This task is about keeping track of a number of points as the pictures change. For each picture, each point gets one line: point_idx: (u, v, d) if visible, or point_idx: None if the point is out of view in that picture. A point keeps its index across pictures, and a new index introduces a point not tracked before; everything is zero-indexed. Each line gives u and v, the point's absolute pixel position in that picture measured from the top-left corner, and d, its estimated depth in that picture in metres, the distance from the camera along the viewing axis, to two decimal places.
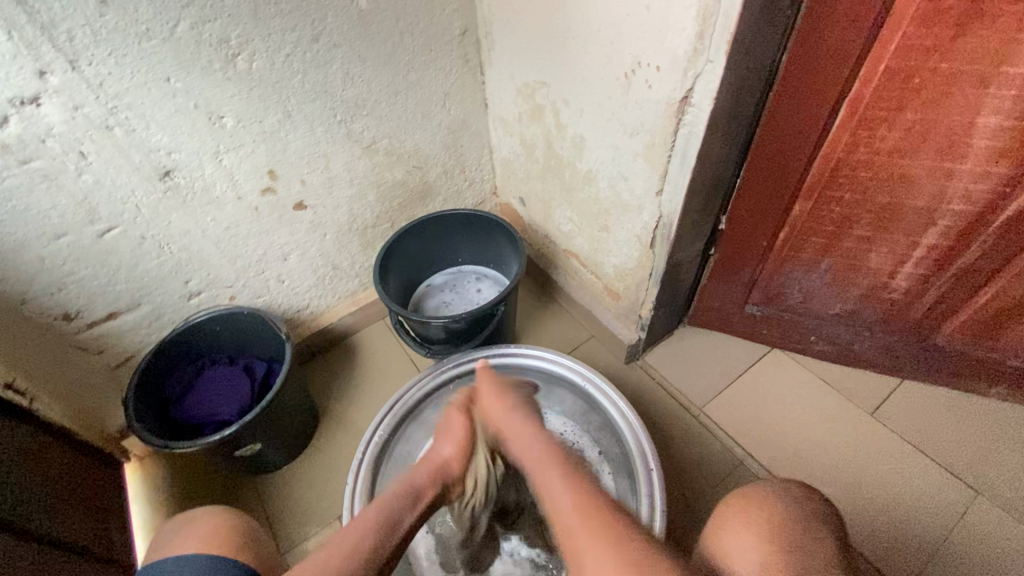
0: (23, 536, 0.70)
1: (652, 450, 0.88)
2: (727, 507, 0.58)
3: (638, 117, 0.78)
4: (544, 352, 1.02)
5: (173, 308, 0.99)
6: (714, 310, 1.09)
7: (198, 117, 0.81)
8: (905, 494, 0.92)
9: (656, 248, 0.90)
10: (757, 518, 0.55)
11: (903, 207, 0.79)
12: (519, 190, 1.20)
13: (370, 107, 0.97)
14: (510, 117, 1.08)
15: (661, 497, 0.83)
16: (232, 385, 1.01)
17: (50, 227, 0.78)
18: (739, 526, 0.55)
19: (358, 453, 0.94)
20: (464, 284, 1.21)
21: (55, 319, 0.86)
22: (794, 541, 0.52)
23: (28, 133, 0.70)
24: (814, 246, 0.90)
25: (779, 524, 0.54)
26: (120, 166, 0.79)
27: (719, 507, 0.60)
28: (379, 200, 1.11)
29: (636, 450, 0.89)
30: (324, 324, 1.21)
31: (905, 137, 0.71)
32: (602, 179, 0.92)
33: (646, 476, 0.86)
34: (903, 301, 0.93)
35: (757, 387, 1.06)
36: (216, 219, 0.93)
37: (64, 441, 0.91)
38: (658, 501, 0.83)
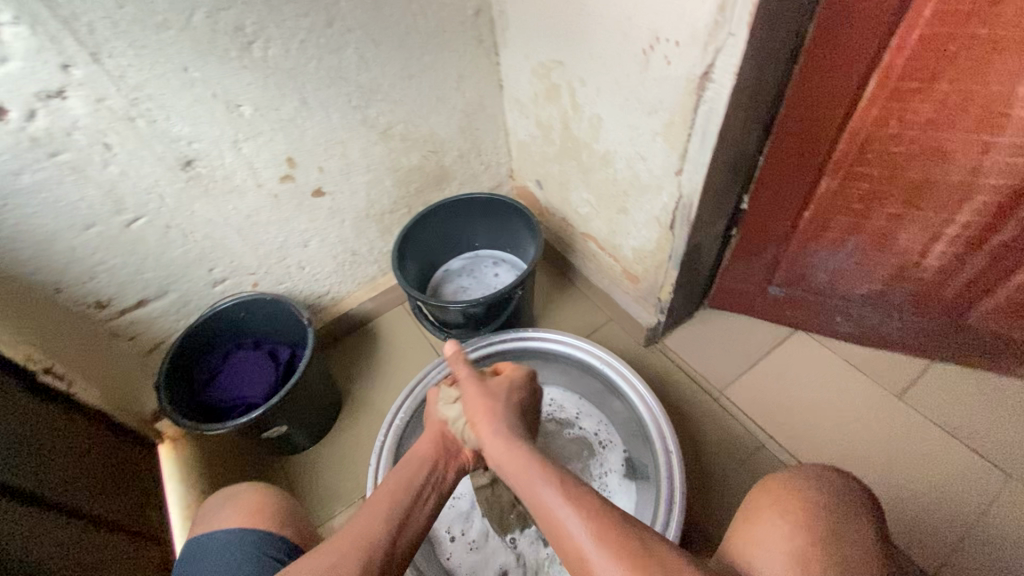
0: (62, 516, 0.74)
1: (662, 415, 0.90)
2: (762, 497, 0.57)
3: (656, 94, 0.76)
4: (567, 337, 1.01)
5: (199, 295, 1.01)
6: (736, 291, 1.07)
7: (217, 106, 0.82)
8: (935, 480, 0.90)
9: (676, 230, 0.89)
10: (791, 507, 0.54)
11: (936, 182, 0.76)
12: (536, 173, 1.18)
13: (384, 92, 0.96)
14: (525, 99, 1.06)
15: (677, 457, 0.85)
16: (258, 370, 1.03)
17: (79, 218, 0.81)
18: (773, 515, 0.54)
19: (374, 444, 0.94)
20: (482, 268, 1.21)
21: (88, 307, 0.89)
22: (830, 530, 0.52)
23: (55, 126, 0.72)
24: (840, 225, 0.87)
25: (814, 514, 0.53)
26: (143, 158, 0.81)
27: (751, 495, 0.59)
28: (395, 186, 1.11)
29: (648, 414, 0.91)
30: (346, 309, 1.22)
31: (940, 109, 0.68)
32: (621, 160, 0.90)
33: (665, 460, 0.86)
34: (934, 280, 0.90)
35: (779, 370, 1.05)
36: (238, 207, 0.94)
37: (103, 423, 0.96)
38: (676, 485, 0.83)
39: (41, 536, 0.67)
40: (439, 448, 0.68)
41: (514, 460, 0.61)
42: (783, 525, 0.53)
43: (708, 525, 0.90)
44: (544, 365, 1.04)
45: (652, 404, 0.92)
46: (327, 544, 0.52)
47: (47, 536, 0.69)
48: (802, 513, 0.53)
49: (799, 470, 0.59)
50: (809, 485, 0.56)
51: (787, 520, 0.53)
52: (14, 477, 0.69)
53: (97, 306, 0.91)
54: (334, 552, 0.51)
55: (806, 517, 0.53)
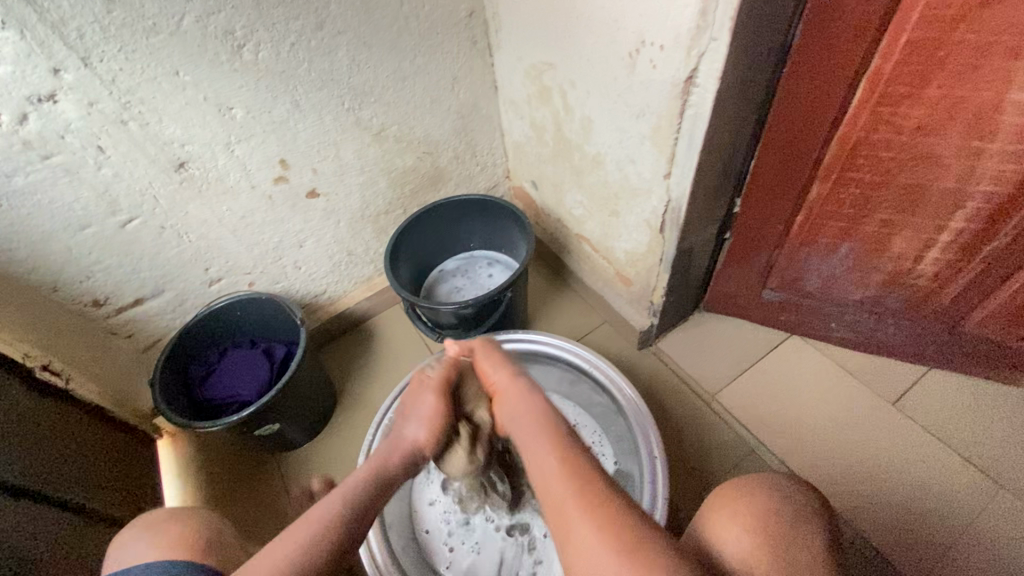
0: (54, 510, 0.76)
1: (651, 426, 0.88)
2: (717, 500, 0.58)
3: (643, 98, 0.75)
4: (563, 342, 0.99)
5: (195, 294, 1.03)
6: (730, 295, 1.06)
7: (208, 109, 0.83)
8: (927, 489, 0.89)
9: (666, 233, 0.88)
10: (743, 510, 0.55)
11: (929, 188, 0.74)
12: (531, 174, 1.18)
13: (377, 94, 0.97)
14: (519, 100, 1.06)
15: (662, 473, 0.83)
16: (253, 368, 1.05)
17: (74, 219, 0.82)
18: (725, 518, 0.55)
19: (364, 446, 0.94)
20: (476, 269, 1.21)
21: (86, 305, 0.91)
22: (779, 534, 0.53)
23: (48, 129, 0.74)
24: (833, 230, 0.86)
25: (765, 518, 0.54)
26: (136, 160, 0.82)
27: (708, 498, 0.60)
28: (390, 186, 1.12)
29: (638, 426, 0.89)
30: (342, 309, 1.23)
31: (930, 115, 0.67)
32: (611, 163, 0.89)
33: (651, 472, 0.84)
34: (930, 287, 0.88)
35: (772, 375, 1.04)
36: (232, 208, 0.95)
37: (100, 419, 0.98)
38: (660, 498, 0.81)
39: (33, 527, 0.69)
40: (428, 425, 0.71)
41: (524, 416, 0.65)
42: (734, 528, 0.54)
43: None
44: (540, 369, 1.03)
45: (642, 416, 0.90)
46: (299, 543, 0.53)
47: (39, 528, 0.71)
48: (753, 517, 0.54)
49: (753, 476, 0.60)
50: (763, 491, 0.57)
51: (738, 523, 0.54)
52: (11, 470, 0.71)
53: (94, 304, 0.92)
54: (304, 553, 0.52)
55: (756, 520, 0.54)
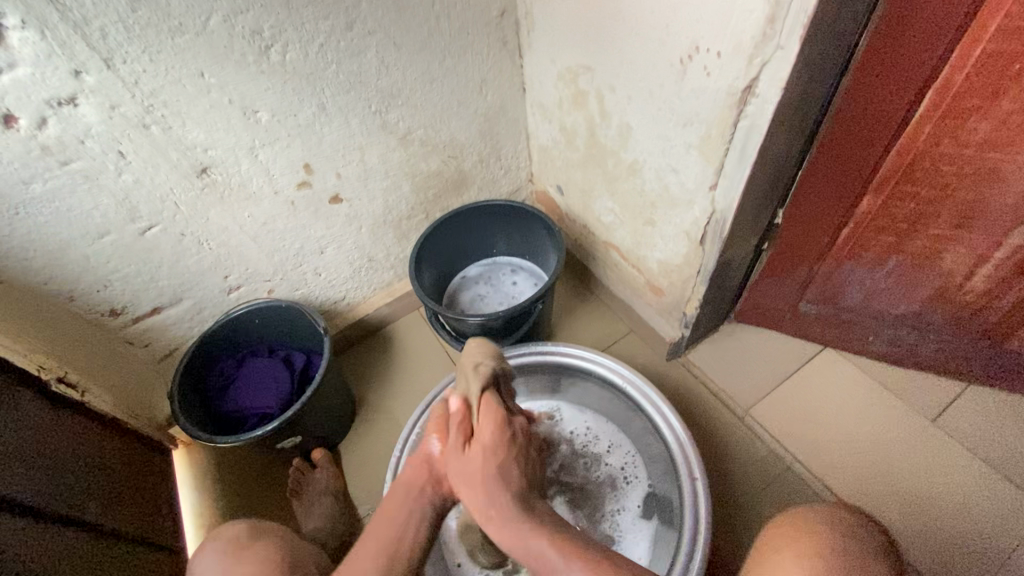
0: (76, 530, 0.73)
1: (692, 447, 0.86)
2: (780, 536, 0.56)
3: (692, 106, 0.72)
4: (611, 363, 0.96)
5: (213, 302, 0.99)
6: (764, 307, 1.03)
7: (233, 112, 0.79)
8: (970, 511, 0.87)
9: (706, 245, 0.85)
10: (809, 551, 0.52)
11: (988, 204, 0.71)
12: (558, 178, 1.15)
13: (405, 96, 0.93)
14: (549, 104, 1.03)
15: (705, 497, 0.81)
16: (271, 378, 1.01)
17: (93, 227, 0.79)
18: (789, 558, 0.53)
19: (390, 464, 0.90)
20: (499, 276, 1.18)
21: (103, 315, 0.88)
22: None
23: (68, 134, 0.70)
24: (880, 244, 0.83)
25: (832, 558, 0.51)
26: (158, 165, 0.79)
27: (768, 531, 0.58)
28: (413, 191, 1.08)
29: (678, 448, 0.87)
30: (361, 315, 1.20)
31: (998, 129, 0.64)
32: (650, 171, 0.86)
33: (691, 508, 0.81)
34: (977, 303, 0.85)
35: (807, 389, 1.01)
36: (253, 214, 0.92)
37: (117, 431, 0.94)
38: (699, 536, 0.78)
39: (54, 551, 0.67)
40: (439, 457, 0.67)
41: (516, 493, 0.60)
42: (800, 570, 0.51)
43: (730, 551, 0.88)
44: (585, 384, 1.00)
45: (682, 435, 0.88)
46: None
47: (61, 551, 0.68)
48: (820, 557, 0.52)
49: (818, 508, 0.57)
50: (827, 526, 0.54)
51: (805, 565, 0.51)
52: (29, 491, 0.68)
53: (111, 313, 0.89)
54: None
55: (824, 562, 0.51)
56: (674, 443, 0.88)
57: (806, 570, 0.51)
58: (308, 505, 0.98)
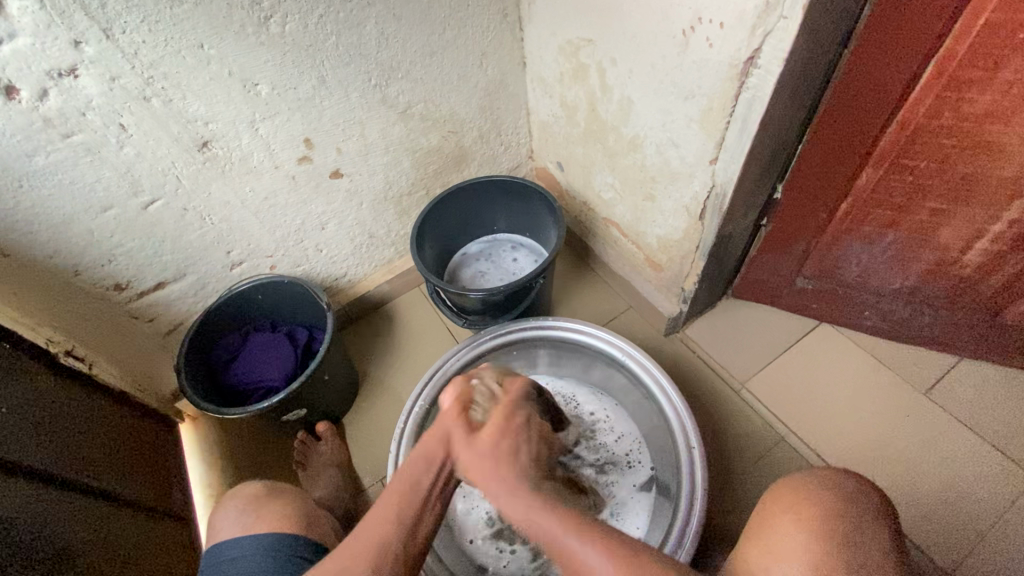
0: (91, 495, 0.76)
1: (688, 414, 0.88)
2: (775, 500, 0.59)
3: (694, 79, 0.72)
4: (628, 346, 0.96)
5: (216, 277, 1.00)
6: (762, 282, 1.04)
7: (233, 85, 0.79)
8: (957, 479, 0.89)
9: (706, 220, 0.86)
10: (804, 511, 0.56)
11: (987, 177, 0.72)
12: (558, 154, 1.14)
13: (404, 70, 0.93)
14: (550, 78, 1.02)
15: (699, 462, 0.84)
16: (276, 353, 1.02)
17: (96, 200, 0.79)
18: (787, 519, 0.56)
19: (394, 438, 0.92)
20: (500, 253, 1.19)
21: (107, 290, 0.89)
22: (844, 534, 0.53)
23: (69, 106, 0.70)
24: (878, 218, 0.84)
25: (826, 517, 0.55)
26: (159, 138, 0.79)
27: (764, 496, 0.61)
28: (413, 167, 1.08)
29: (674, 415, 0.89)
30: (362, 292, 1.21)
31: (1000, 101, 0.64)
32: (650, 145, 0.86)
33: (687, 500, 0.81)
34: (972, 276, 0.86)
35: (803, 363, 1.03)
36: (255, 188, 0.92)
37: (126, 405, 0.96)
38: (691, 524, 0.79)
39: (66, 516, 0.69)
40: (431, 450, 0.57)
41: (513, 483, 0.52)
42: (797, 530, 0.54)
43: (724, 519, 0.91)
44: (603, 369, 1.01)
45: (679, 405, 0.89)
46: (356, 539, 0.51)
47: (73, 516, 0.70)
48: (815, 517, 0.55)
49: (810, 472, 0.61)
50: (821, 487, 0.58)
51: (801, 525, 0.55)
52: (40, 458, 0.70)
53: (115, 288, 0.90)
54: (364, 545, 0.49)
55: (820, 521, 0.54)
56: (678, 430, 0.88)
57: (801, 530, 0.54)
58: (311, 474, 1.00)
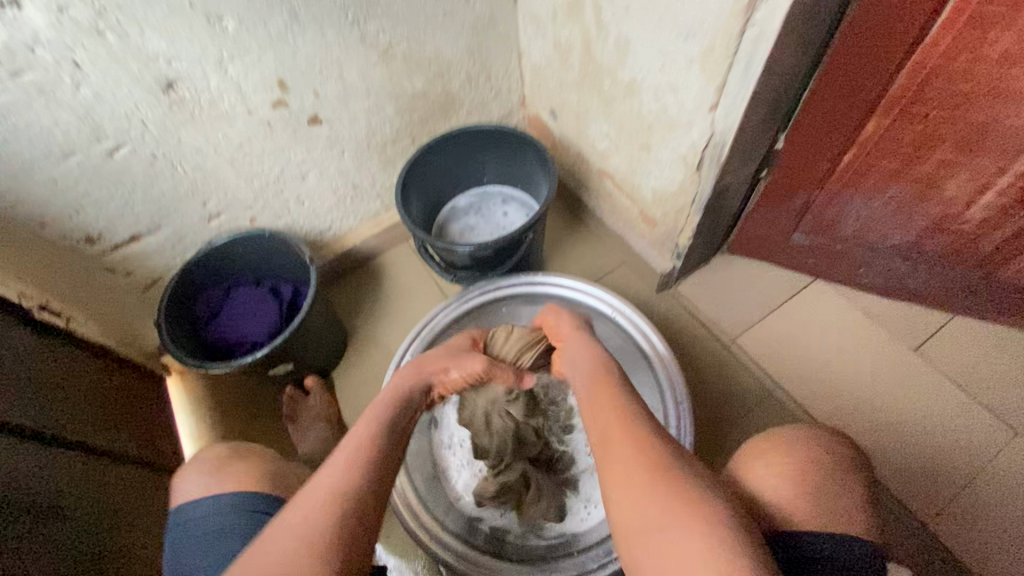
0: (77, 448, 0.76)
1: (680, 378, 0.88)
2: (760, 446, 0.60)
3: (695, 14, 0.66)
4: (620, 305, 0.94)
5: (193, 230, 0.96)
6: (758, 237, 1.01)
7: (196, 18, 0.73)
8: (939, 434, 0.90)
9: (703, 171, 0.82)
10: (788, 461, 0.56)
11: (1000, 125, 0.68)
12: (551, 101, 1.09)
13: (384, 4, 0.86)
14: (542, 16, 0.95)
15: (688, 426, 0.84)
16: (260, 307, 1.00)
17: (56, 146, 0.75)
18: (770, 465, 0.57)
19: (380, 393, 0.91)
20: (490, 206, 1.15)
21: (78, 242, 0.85)
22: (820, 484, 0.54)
23: (15, 40, 0.64)
24: (881, 171, 0.80)
25: (808, 467, 0.56)
26: (119, 78, 0.73)
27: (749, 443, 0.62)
28: (397, 113, 1.02)
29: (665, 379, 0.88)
30: (348, 246, 1.17)
31: (1022, 42, 0.59)
32: (647, 90, 0.81)
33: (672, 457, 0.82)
34: (973, 233, 0.84)
35: (795, 319, 1.02)
36: (228, 135, 0.87)
37: (109, 357, 0.95)
38: None
39: (46, 471, 0.68)
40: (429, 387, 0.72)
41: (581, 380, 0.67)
42: (779, 475, 0.55)
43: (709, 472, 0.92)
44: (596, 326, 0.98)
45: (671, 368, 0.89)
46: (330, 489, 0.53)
47: (53, 471, 0.69)
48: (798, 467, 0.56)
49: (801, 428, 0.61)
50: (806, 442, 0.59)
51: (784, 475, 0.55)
52: (13, 414, 0.68)
53: (87, 241, 0.86)
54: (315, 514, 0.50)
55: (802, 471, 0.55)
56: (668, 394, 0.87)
57: (784, 478, 0.55)
58: (300, 428, 1.00)
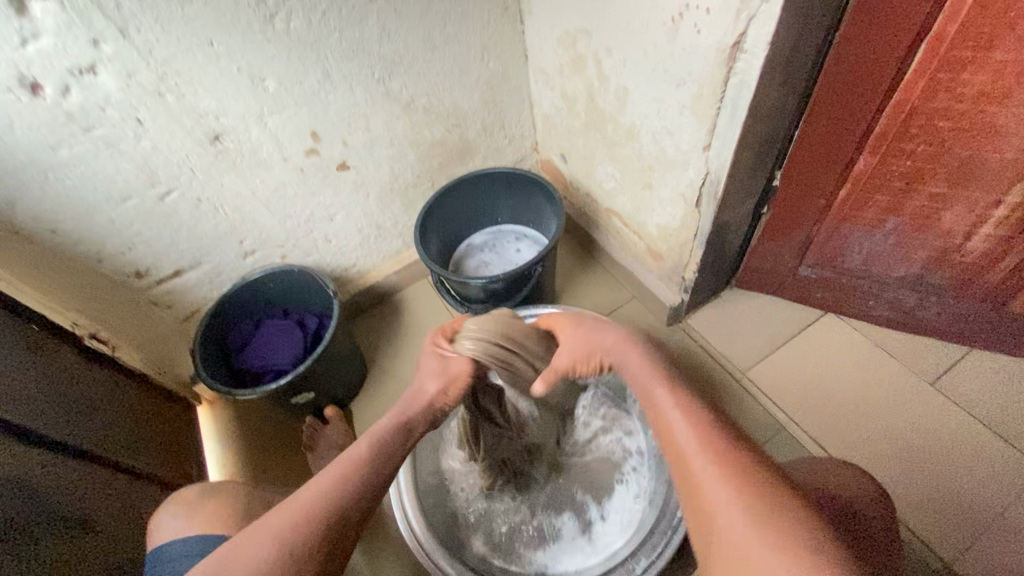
0: (112, 467, 0.81)
1: None
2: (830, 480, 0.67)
3: (684, 65, 0.73)
4: None
5: (230, 266, 1.04)
6: (765, 272, 1.03)
7: (242, 80, 0.83)
8: (962, 472, 0.88)
9: (703, 206, 0.86)
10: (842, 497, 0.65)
11: (988, 159, 0.71)
12: (561, 146, 1.16)
13: (407, 64, 0.96)
14: (550, 70, 1.04)
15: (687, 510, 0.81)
16: (286, 338, 1.06)
17: (116, 191, 0.84)
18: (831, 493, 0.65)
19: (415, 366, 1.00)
20: (503, 244, 1.21)
21: (127, 276, 0.94)
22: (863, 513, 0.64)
23: (89, 102, 0.75)
24: (877, 205, 0.83)
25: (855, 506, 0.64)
26: (173, 132, 0.83)
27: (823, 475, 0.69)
28: (418, 159, 1.11)
29: None
30: (371, 282, 1.24)
31: (994, 81, 0.64)
32: (646, 134, 0.87)
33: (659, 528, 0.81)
34: (977, 266, 0.85)
35: (806, 353, 1.02)
36: (265, 180, 0.96)
37: (146, 384, 1.00)
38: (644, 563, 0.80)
39: (64, 479, 0.71)
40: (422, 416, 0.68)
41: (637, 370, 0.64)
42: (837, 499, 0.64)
43: None
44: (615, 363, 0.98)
45: None
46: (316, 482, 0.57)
47: (80, 484, 0.73)
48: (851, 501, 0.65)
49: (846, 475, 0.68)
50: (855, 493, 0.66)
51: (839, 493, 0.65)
52: (53, 427, 0.73)
53: (136, 275, 0.95)
54: (252, 543, 0.52)
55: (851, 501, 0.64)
56: None
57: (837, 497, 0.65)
58: (317, 456, 1.04)
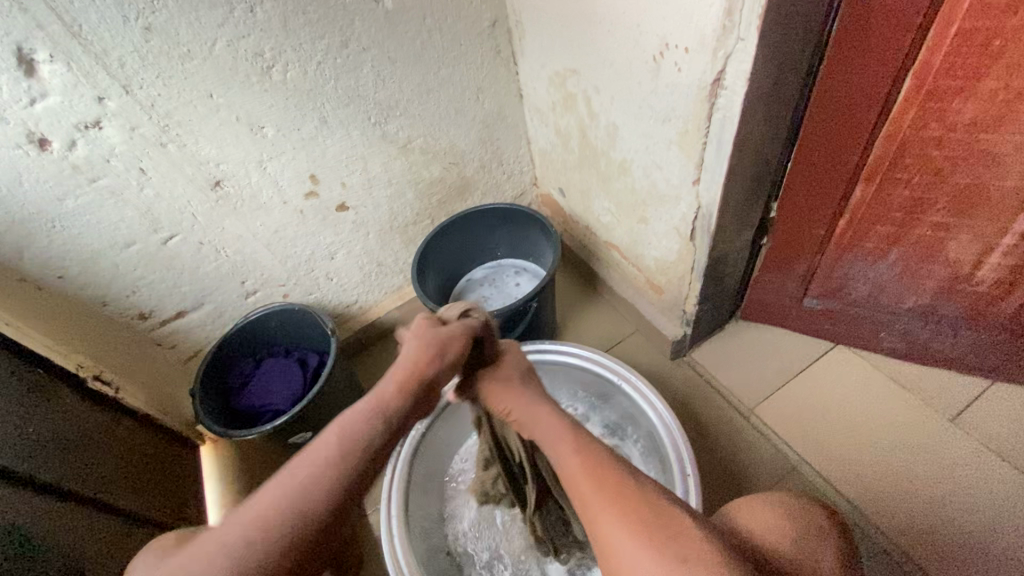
0: (109, 507, 0.81)
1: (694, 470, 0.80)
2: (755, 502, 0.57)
3: (668, 102, 0.73)
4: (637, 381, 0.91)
5: (232, 306, 1.06)
6: (769, 304, 1.00)
7: (241, 129, 0.86)
8: (991, 521, 0.81)
9: (697, 239, 0.85)
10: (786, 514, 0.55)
11: (987, 187, 0.70)
12: (558, 181, 1.16)
13: (403, 107, 0.98)
14: (544, 107, 1.05)
15: None
16: (285, 376, 1.07)
17: (121, 237, 0.87)
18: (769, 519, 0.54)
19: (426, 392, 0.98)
20: (503, 278, 1.21)
21: (132, 319, 0.97)
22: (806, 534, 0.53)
23: (94, 154, 0.79)
24: (878, 235, 0.81)
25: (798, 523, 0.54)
26: (175, 180, 0.86)
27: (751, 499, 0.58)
28: (417, 197, 1.13)
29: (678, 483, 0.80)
30: (372, 319, 1.24)
31: (986, 110, 0.63)
32: (637, 168, 0.87)
33: None
34: (989, 295, 0.82)
35: (817, 387, 0.98)
36: (265, 223, 0.99)
37: (148, 425, 1.01)
38: None
39: (56, 518, 0.70)
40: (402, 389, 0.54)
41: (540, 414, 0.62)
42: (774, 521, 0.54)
43: None
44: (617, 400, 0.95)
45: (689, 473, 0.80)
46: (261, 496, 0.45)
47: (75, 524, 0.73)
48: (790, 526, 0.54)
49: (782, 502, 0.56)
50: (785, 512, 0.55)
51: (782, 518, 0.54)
52: (49, 467, 0.73)
53: (140, 317, 0.97)
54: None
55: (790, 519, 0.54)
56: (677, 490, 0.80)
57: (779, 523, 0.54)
58: None
